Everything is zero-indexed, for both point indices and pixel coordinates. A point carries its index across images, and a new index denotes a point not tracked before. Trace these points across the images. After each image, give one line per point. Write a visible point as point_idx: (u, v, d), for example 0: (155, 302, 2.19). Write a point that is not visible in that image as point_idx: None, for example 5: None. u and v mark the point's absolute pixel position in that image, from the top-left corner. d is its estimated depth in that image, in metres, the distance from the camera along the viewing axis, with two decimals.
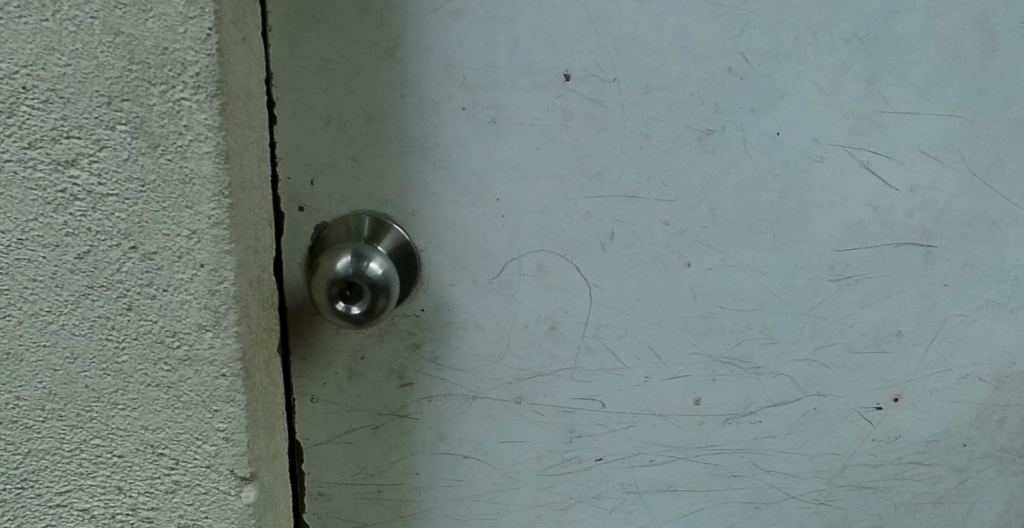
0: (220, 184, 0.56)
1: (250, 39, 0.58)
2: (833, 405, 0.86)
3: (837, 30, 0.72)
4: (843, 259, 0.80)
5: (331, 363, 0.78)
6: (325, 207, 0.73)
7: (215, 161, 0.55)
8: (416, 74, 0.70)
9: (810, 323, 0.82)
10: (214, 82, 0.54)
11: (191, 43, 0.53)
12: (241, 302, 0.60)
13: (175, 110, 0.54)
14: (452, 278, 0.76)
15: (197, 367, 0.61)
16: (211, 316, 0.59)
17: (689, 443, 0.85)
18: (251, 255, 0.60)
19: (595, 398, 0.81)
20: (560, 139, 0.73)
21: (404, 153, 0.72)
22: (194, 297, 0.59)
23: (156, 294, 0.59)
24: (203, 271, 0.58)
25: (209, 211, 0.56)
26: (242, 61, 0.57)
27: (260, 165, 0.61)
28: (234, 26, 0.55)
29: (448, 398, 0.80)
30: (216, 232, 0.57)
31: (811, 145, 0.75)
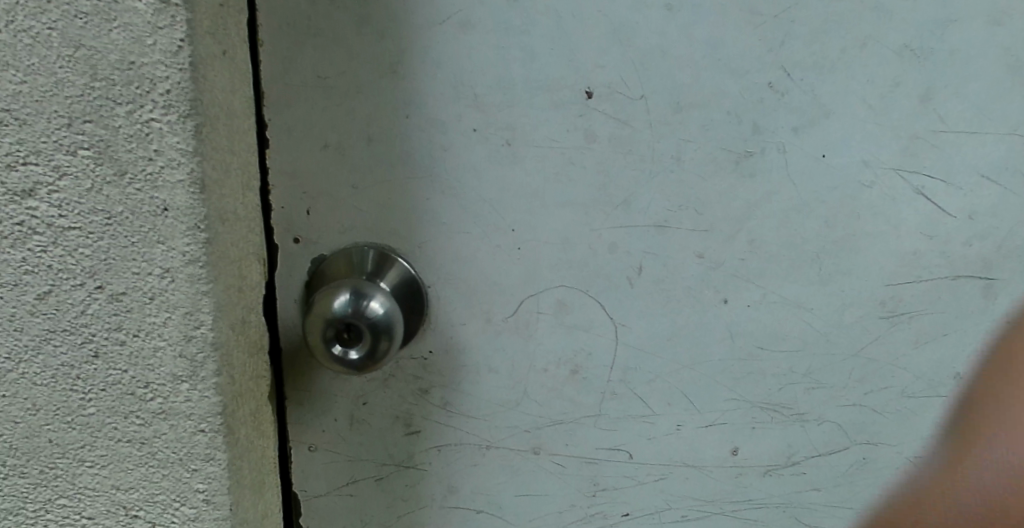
0: (196, 215, 0.49)
1: (229, 53, 0.52)
2: (884, 455, 0.77)
3: (888, 41, 0.65)
4: (895, 294, 0.72)
5: (330, 410, 0.71)
6: (324, 239, 0.67)
7: (189, 190, 0.49)
8: (422, 92, 0.63)
9: (860, 365, 0.74)
10: (187, 101, 0.48)
11: (160, 56, 0.47)
12: (221, 347, 0.53)
13: (144, 133, 0.48)
14: (463, 316, 0.69)
15: (173, 421, 0.54)
16: (187, 365, 0.52)
17: (725, 497, 0.77)
18: (232, 295, 0.53)
19: (622, 448, 0.73)
20: (582, 163, 0.66)
21: (410, 179, 0.65)
22: (168, 344, 0.52)
23: (126, 340, 0.52)
24: (177, 315, 0.51)
25: (184, 247, 0.50)
26: (222, 77, 0.51)
27: (242, 193, 0.55)
28: (210, 37, 0.49)
29: (459, 449, 0.72)
30: (191, 270, 0.50)
31: (859, 169, 0.68)
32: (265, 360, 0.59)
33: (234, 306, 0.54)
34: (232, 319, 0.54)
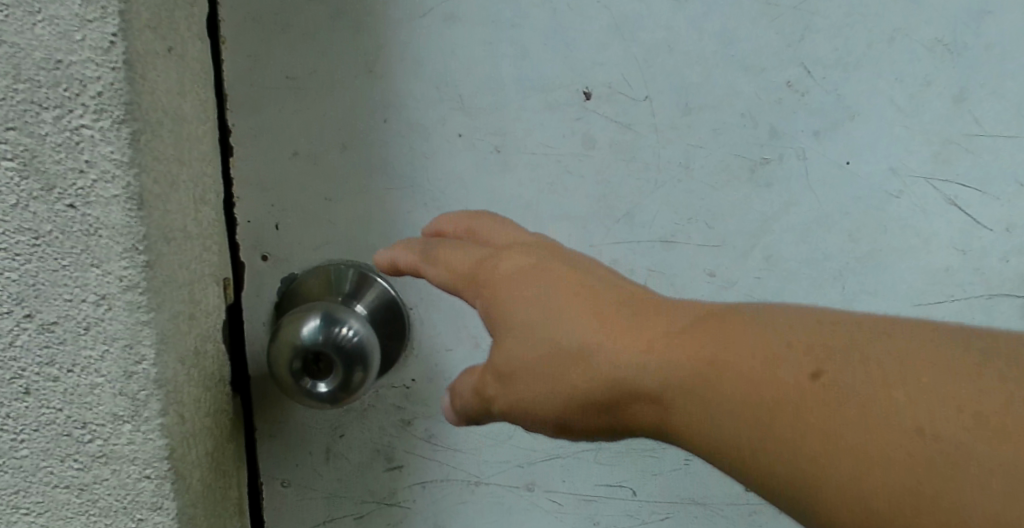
0: (133, 235, 0.43)
1: (178, 50, 0.46)
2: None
3: (917, 35, 0.58)
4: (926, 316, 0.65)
5: (303, 443, 0.63)
6: (294, 256, 0.60)
7: (126, 206, 0.43)
8: (402, 93, 0.57)
9: None
10: (122, 104, 0.41)
11: (90, 53, 0.41)
12: (168, 383, 0.47)
13: (74, 141, 0.42)
14: (449, 342, 0.62)
15: (114, 466, 0.48)
16: (129, 404, 0.46)
17: None
18: (182, 324, 0.48)
19: (624, 484, 0.65)
20: (579, 172, 0.59)
21: (388, 190, 0.59)
22: (107, 381, 0.46)
23: (61, 375, 0.46)
24: (116, 347, 0.45)
25: (121, 270, 0.44)
26: (168, 77, 0.45)
27: (195, 207, 0.50)
28: (153, 31, 0.43)
29: (446, 486, 0.65)
30: (129, 297, 0.44)
31: (887, 177, 0.61)
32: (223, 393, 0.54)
33: (184, 335, 0.48)
34: (182, 350, 0.48)
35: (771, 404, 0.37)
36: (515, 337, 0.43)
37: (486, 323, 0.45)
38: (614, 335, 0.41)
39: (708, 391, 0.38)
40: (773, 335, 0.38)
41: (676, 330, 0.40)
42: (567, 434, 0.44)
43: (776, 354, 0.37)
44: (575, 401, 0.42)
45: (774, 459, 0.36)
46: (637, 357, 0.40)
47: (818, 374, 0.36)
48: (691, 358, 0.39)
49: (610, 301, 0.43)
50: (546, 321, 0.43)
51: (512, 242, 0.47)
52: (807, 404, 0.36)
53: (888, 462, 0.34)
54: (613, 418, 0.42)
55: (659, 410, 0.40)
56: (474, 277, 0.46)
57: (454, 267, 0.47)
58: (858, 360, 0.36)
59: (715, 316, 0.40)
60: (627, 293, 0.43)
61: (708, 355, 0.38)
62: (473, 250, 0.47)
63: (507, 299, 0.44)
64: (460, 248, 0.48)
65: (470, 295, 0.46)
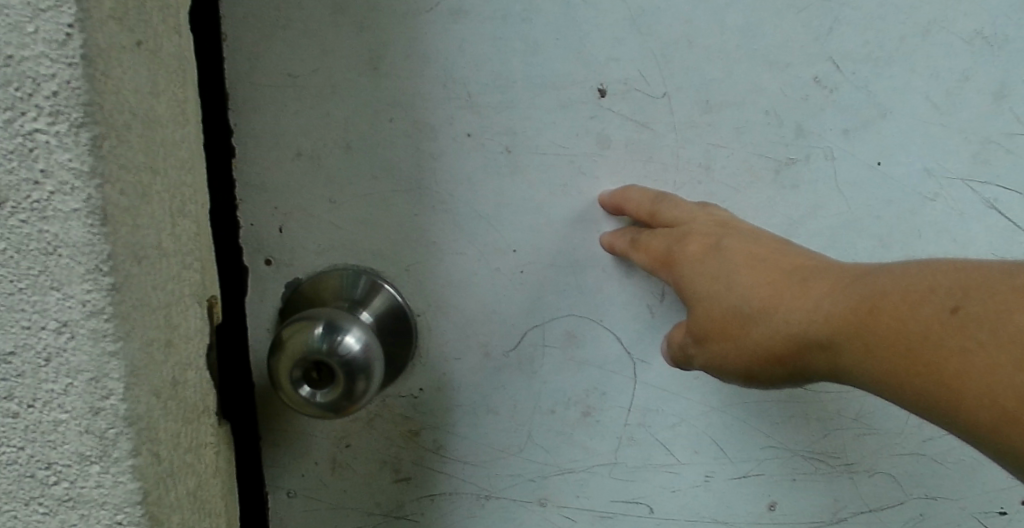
0: (95, 254, 0.37)
1: (150, 43, 0.40)
2: (942, 509, 0.63)
3: (955, 27, 0.55)
4: None
5: (308, 452, 0.61)
6: (297, 260, 0.58)
7: (87, 221, 0.37)
8: (408, 91, 0.55)
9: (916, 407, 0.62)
10: (79, 106, 0.36)
11: (43, 47, 0.35)
12: (140, 419, 0.40)
13: (27, 148, 0.36)
14: (457, 350, 0.59)
15: (81, 511, 0.41)
16: (96, 444, 0.40)
17: None
18: (156, 350, 0.41)
19: (641, 500, 0.62)
20: (593, 174, 0.56)
21: (395, 192, 0.57)
22: (72, 417, 0.40)
23: (19, 411, 0.40)
24: (80, 380, 0.39)
25: (83, 293, 0.38)
26: (138, 75, 0.39)
27: (177, 218, 0.43)
28: (118, 22, 0.37)
29: (454, 499, 0.62)
30: (93, 324, 0.38)
31: (921, 179, 0.57)
32: (209, 424, 0.47)
33: (163, 364, 0.42)
34: (157, 383, 0.41)
35: (911, 336, 0.40)
36: (701, 305, 0.49)
37: (681, 297, 0.51)
38: (782, 298, 0.45)
39: (861, 335, 0.42)
40: (907, 276, 0.41)
41: (840, 282, 0.44)
42: (756, 386, 0.48)
43: (914, 287, 0.41)
44: (753, 354, 0.46)
45: (921, 383, 0.40)
46: (802, 314, 0.44)
47: (943, 304, 0.39)
48: (847, 307, 0.42)
49: (781, 266, 0.47)
50: (723, 290, 0.48)
51: (720, 222, 0.52)
52: (938, 332, 0.39)
53: (1003, 369, 0.37)
54: (791, 369, 0.46)
55: (828, 355, 0.43)
56: (668, 257, 0.52)
57: (654, 250, 0.53)
58: (978, 287, 0.39)
59: (864, 272, 0.44)
60: (804, 261, 0.47)
61: (861, 301, 0.42)
62: (668, 234, 0.53)
63: (681, 269, 0.51)
64: (662, 233, 0.53)
65: (665, 274, 0.52)
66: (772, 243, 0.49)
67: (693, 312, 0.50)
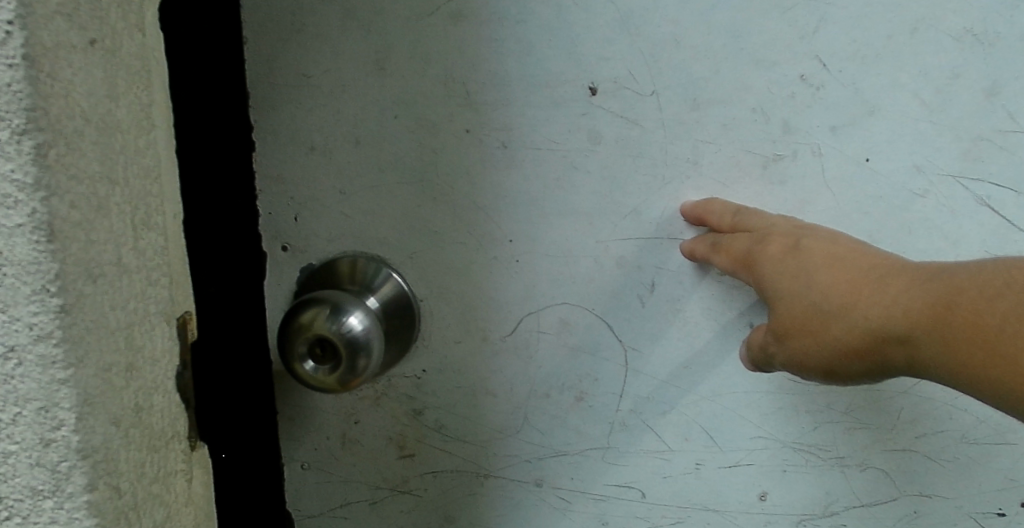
0: (41, 275, 0.35)
1: (107, 45, 0.38)
2: (936, 506, 0.64)
3: (945, 25, 0.55)
4: None
5: (321, 427, 0.66)
6: (311, 246, 0.62)
7: (31, 237, 0.35)
8: (411, 89, 0.59)
9: (908, 404, 0.61)
10: (22, 112, 0.34)
11: None
12: (96, 451, 0.38)
13: None
14: (457, 334, 0.63)
15: None
16: (49, 479, 0.37)
17: None
18: (114, 377, 0.39)
19: (634, 485, 0.64)
20: (585, 168, 0.59)
21: (399, 184, 0.61)
22: (21, 450, 0.37)
23: None
24: (29, 410, 0.37)
25: (29, 315, 0.35)
26: (92, 77, 0.37)
27: (143, 232, 0.41)
28: (67, 19, 0.35)
29: (455, 477, 0.66)
30: (42, 349, 0.36)
31: (911, 175, 0.57)
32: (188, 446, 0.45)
33: (122, 391, 0.39)
34: (118, 411, 0.39)
35: (983, 330, 0.42)
36: (785, 304, 0.51)
37: (762, 295, 0.54)
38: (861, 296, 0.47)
39: (937, 330, 0.44)
40: (982, 273, 0.43)
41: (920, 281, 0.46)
42: (836, 382, 0.50)
43: (990, 284, 0.42)
44: (833, 349, 0.49)
45: (993, 375, 0.41)
46: (882, 310, 0.46)
47: (1017, 300, 0.41)
48: (926, 303, 0.45)
49: (861, 267, 0.49)
50: (805, 290, 0.50)
51: (801, 228, 0.54)
52: (1010, 327, 0.41)
53: None
54: (869, 365, 0.48)
55: (905, 350, 0.45)
56: (748, 259, 0.54)
57: (732, 252, 0.56)
58: None
59: (941, 270, 0.46)
60: (885, 263, 0.49)
61: (938, 297, 0.44)
62: (748, 236, 0.55)
63: (764, 270, 0.53)
64: (740, 235, 0.56)
65: (747, 275, 0.55)
66: (850, 245, 0.52)
67: (776, 311, 0.52)
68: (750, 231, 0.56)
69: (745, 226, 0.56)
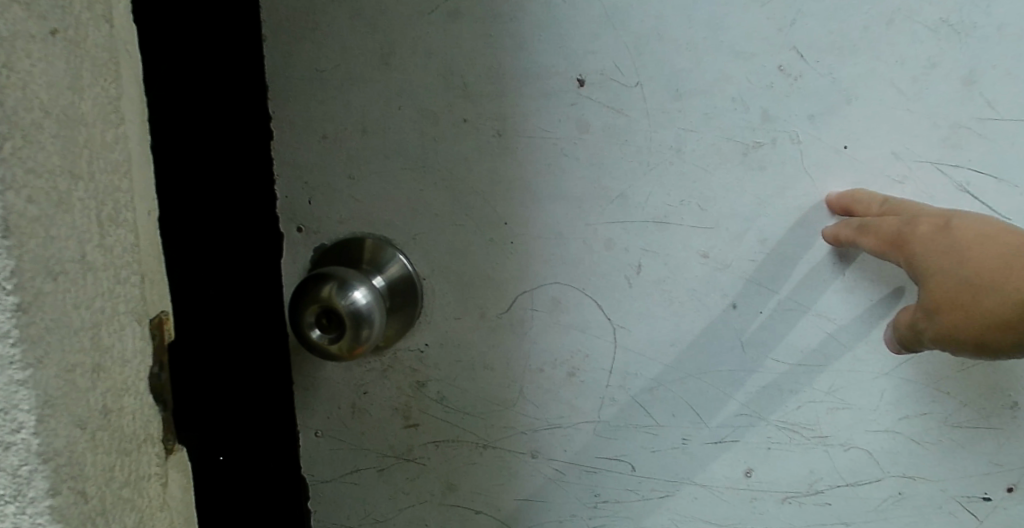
0: None
1: (71, 35, 0.41)
2: (922, 488, 0.65)
3: (921, 16, 0.57)
4: None
5: (333, 397, 0.71)
6: (324, 228, 0.68)
7: None
8: (414, 82, 0.63)
9: (891, 386, 0.63)
10: None
11: None
12: (57, 454, 0.41)
13: None
14: (457, 311, 0.67)
15: None
16: (11, 482, 0.40)
17: (740, 523, 0.68)
18: (78, 376, 0.42)
19: (624, 459, 0.68)
20: (574, 155, 0.62)
21: (404, 170, 0.65)
22: None
23: None
24: None
25: None
26: (53, 69, 0.40)
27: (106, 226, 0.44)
28: (28, 11, 0.39)
29: (456, 446, 0.70)
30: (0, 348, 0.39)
31: (889, 162, 0.59)
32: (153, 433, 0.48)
33: (89, 391, 0.42)
34: (83, 414, 0.42)
35: None
36: (937, 283, 0.54)
37: (910, 272, 0.56)
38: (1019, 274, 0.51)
39: None
40: None
41: None
42: (986, 355, 0.54)
43: None
44: (989, 325, 0.52)
45: None
46: None
47: None
48: None
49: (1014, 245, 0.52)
50: (961, 270, 0.53)
51: (946, 209, 0.57)
52: None
53: None
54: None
55: None
56: (898, 240, 0.57)
57: (878, 234, 0.58)
58: None
59: None
60: None
61: None
62: (894, 218, 0.57)
63: (914, 251, 0.56)
64: (884, 217, 0.58)
65: (896, 256, 0.57)
66: (999, 223, 0.54)
67: (926, 290, 0.55)
68: (897, 213, 0.57)
69: (889, 207, 0.58)
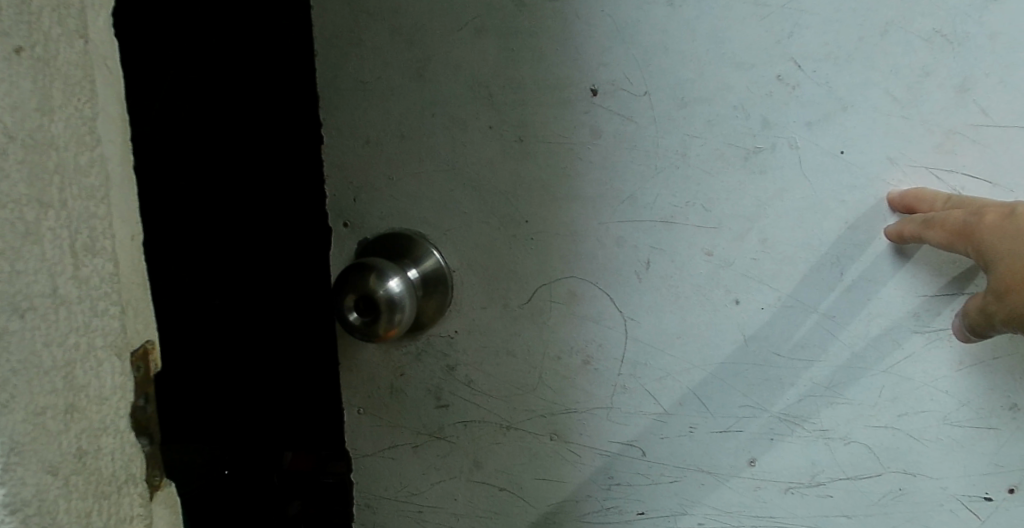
0: None
1: (39, 53, 0.43)
2: (923, 487, 0.68)
3: (914, 27, 0.59)
4: (934, 306, 0.64)
5: (374, 378, 0.78)
6: (366, 223, 0.75)
7: None
8: (445, 93, 0.70)
9: (891, 383, 0.66)
10: None
11: None
12: (27, 505, 0.43)
13: None
14: (483, 300, 0.73)
15: None
16: None
17: (744, 510, 0.71)
18: (49, 420, 0.44)
19: (635, 443, 0.72)
20: (588, 158, 0.68)
21: (436, 172, 0.72)
22: None
23: None
24: None
25: None
26: (21, 90, 0.42)
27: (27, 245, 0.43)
28: None
29: (483, 427, 0.76)
30: None
31: (884, 166, 0.62)
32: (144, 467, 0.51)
33: (60, 435, 0.44)
34: (55, 460, 0.44)
35: None
36: (1010, 267, 0.56)
37: (980, 263, 0.58)
38: None
39: None
40: None
41: None
42: None
43: None
44: None
45: None
46: None
47: None
48: None
49: None
50: None
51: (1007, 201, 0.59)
52: None
53: None
54: None
55: None
56: (965, 232, 0.58)
57: (943, 229, 0.59)
58: None
59: None
60: None
61: None
62: (957, 213, 0.59)
63: (981, 239, 0.57)
64: (948, 212, 0.59)
65: (964, 248, 0.58)
66: None
67: (998, 275, 0.56)
68: (961, 208, 0.59)
69: (950, 206, 0.60)
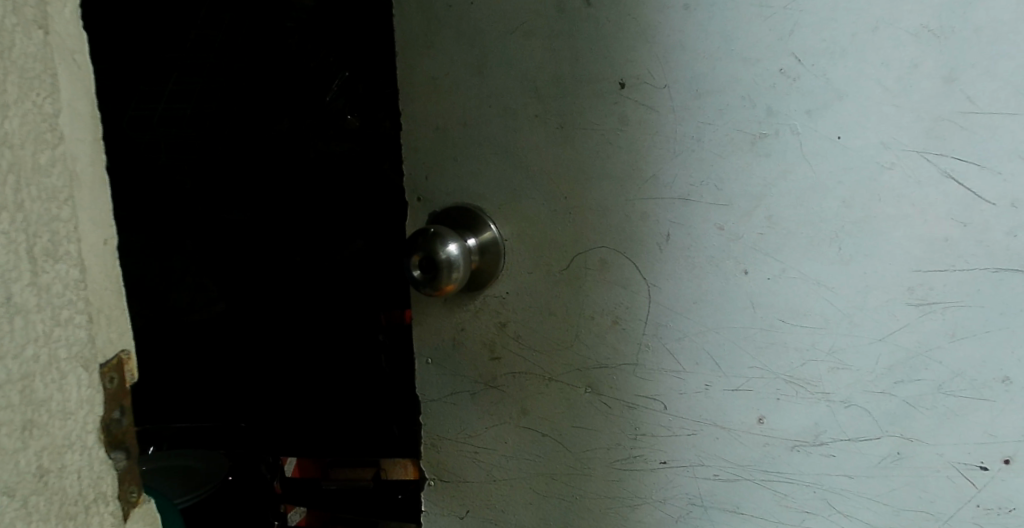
0: None
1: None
2: (920, 451, 0.73)
3: (902, 24, 0.66)
4: (925, 281, 0.69)
5: (439, 332, 0.91)
6: (434, 199, 0.88)
7: None
8: (499, 86, 0.82)
9: (887, 352, 0.72)
10: None
11: None
12: None
13: None
14: (528, 266, 0.84)
15: None
16: None
17: (754, 464, 0.79)
18: (6, 437, 0.47)
19: (658, 398, 0.81)
20: (617, 142, 0.77)
21: (492, 154, 0.84)
22: None
23: None
24: None
25: None
26: None
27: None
28: None
29: (529, 377, 0.87)
30: None
31: (877, 150, 0.68)
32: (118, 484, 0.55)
33: (19, 453, 0.48)
34: (12, 481, 0.47)
35: None
36: None
37: None
38: None
39: None
40: None
41: None
42: None
43: None
44: None
45: None
46: None
47: None
48: None
49: None
50: None
51: None
52: None
53: None
54: None
55: None
56: None
57: None
58: None
59: None
60: None
61: None
62: None
63: None
64: None
65: None
66: None
67: None
68: None
69: None
